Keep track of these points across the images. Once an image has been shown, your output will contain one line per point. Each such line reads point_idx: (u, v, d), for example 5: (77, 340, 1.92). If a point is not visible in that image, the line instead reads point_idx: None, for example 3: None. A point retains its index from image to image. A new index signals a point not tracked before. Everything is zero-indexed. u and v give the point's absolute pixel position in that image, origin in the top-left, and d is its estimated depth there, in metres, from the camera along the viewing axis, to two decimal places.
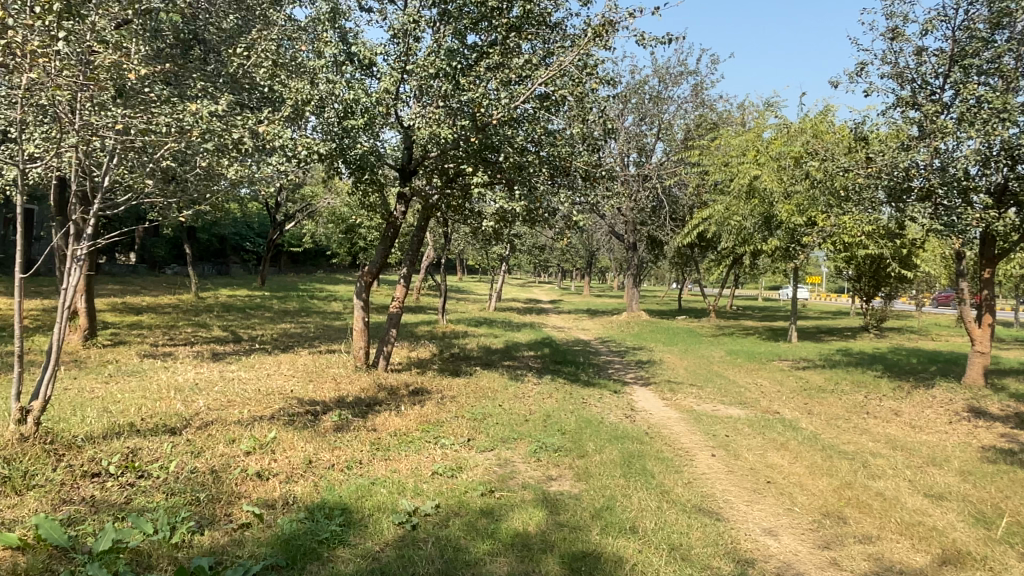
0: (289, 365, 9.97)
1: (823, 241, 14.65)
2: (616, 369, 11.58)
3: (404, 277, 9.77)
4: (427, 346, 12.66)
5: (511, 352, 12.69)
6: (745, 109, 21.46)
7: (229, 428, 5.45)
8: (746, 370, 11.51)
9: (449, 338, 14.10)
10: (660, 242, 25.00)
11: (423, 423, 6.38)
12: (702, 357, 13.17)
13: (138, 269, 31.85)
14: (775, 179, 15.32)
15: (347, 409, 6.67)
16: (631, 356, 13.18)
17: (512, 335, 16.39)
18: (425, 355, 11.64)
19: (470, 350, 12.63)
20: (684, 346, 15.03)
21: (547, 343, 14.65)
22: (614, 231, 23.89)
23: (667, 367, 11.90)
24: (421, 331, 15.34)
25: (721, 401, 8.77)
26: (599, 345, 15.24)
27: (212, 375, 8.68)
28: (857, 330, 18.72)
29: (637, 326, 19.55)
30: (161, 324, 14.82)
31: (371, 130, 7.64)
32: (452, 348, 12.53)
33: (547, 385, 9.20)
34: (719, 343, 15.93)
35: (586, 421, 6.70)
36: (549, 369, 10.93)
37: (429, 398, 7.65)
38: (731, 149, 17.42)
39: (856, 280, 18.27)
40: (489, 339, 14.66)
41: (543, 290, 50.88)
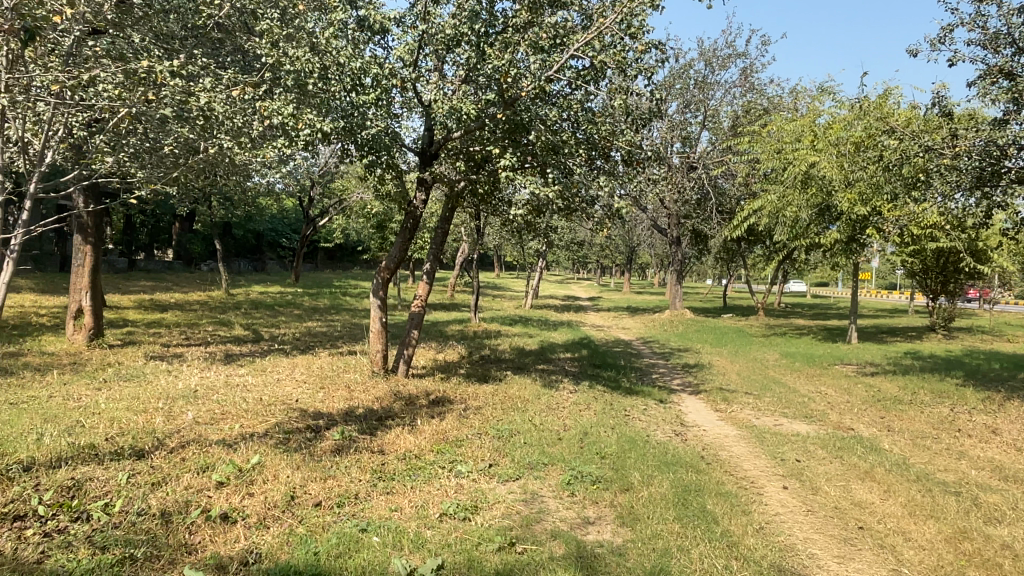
0: (303, 368, 9.19)
1: (890, 232, 13.32)
2: (659, 374, 10.54)
3: (427, 274, 8.87)
4: (456, 347, 11.78)
5: (546, 354, 11.74)
6: (797, 94, 20.09)
7: (207, 451, 4.63)
8: (807, 376, 10.33)
9: (480, 339, 13.21)
10: (705, 236, 23.69)
11: (439, 442, 5.47)
12: (756, 361, 12.01)
13: (174, 265, 31.76)
14: (835, 166, 14.03)
15: (354, 425, 5.81)
16: (677, 359, 12.10)
17: (547, 334, 15.43)
18: (452, 357, 10.76)
19: (501, 351, 11.70)
20: (734, 348, 13.86)
21: (585, 344, 13.65)
22: (656, 225, 22.71)
23: (718, 371, 10.79)
24: (452, 330, 14.49)
25: (783, 414, 7.68)
26: (641, 346, 14.17)
27: (216, 381, 7.93)
28: (922, 330, 17.26)
29: (682, 325, 18.39)
30: (183, 323, 14.26)
31: (384, 107, 6.76)
32: (481, 350, 11.63)
33: (585, 393, 8.21)
34: (772, 344, 14.72)
35: (630, 441, 5.71)
36: (587, 374, 9.94)
37: (450, 410, 6.76)
38: (784, 135, 16.17)
39: (922, 275, 16.81)
40: (523, 340, 13.73)
41: (582, 286, 49.71)
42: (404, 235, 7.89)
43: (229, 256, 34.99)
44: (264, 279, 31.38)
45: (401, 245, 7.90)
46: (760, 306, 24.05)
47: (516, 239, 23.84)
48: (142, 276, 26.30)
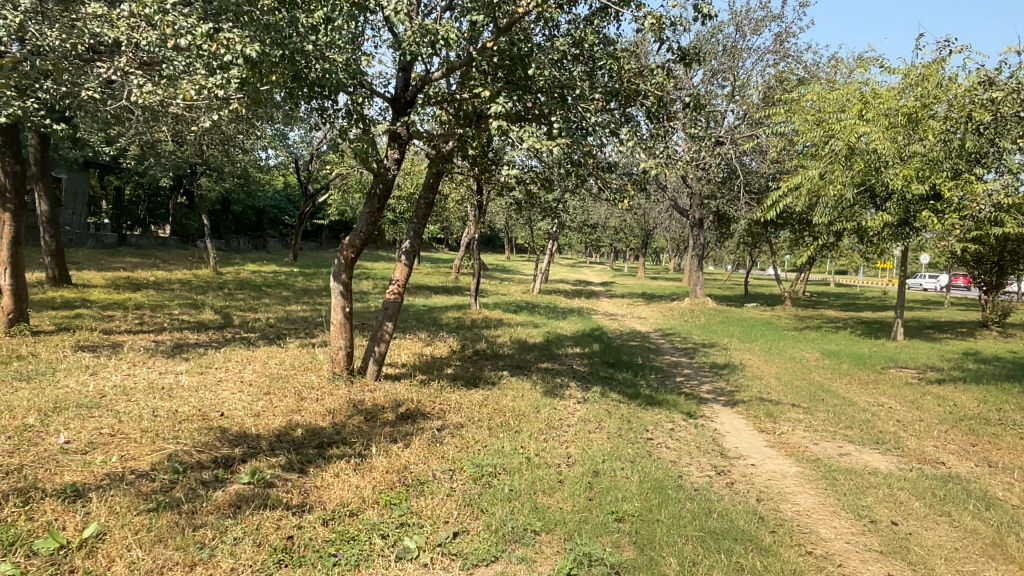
0: (259, 364, 7.69)
1: (952, 214, 11.54)
2: (684, 376, 8.92)
3: (406, 254, 7.24)
4: (449, 339, 10.26)
5: (552, 349, 10.16)
6: (836, 63, 18.26)
7: (31, 512, 3.17)
8: (860, 384, 8.68)
9: (478, 329, 11.66)
10: (729, 218, 21.95)
11: (391, 487, 3.93)
12: (794, 361, 10.39)
13: (169, 241, 30.44)
14: (887, 138, 12.26)
15: (281, 457, 4.29)
16: (703, 357, 10.48)
17: (555, 324, 13.85)
18: (441, 352, 9.21)
19: (499, 345, 10.14)
20: (767, 344, 12.20)
21: (598, 337, 12.07)
22: (676, 205, 21.00)
23: (753, 375, 9.16)
24: (448, 318, 12.94)
25: (845, 439, 6.08)
26: (661, 340, 12.57)
27: (141, 381, 6.45)
28: (973, 327, 15.48)
29: (704, 315, 16.74)
30: (149, 305, 12.81)
31: (335, 29, 5.15)
32: (477, 343, 10.07)
33: (596, 405, 6.62)
34: (808, 341, 13.06)
35: (657, 489, 4.15)
36: (599, 377, 8.36)
37: (419, 430, 5.21)
38: (824, 104, 14.48)
39: (976, 264, 15.01)
40: (527, 330, 12.15)
41: (594, 271, 47.96)
42: (371, 204, 6.22)
43: (228, 233, 33.65)
44: (261, 257, 29.98)
45: (368, 218, 6.24)
46: (787, 295, 22.31)
47: (524, 218, 22.25)
48: (130, 252, 24.98)
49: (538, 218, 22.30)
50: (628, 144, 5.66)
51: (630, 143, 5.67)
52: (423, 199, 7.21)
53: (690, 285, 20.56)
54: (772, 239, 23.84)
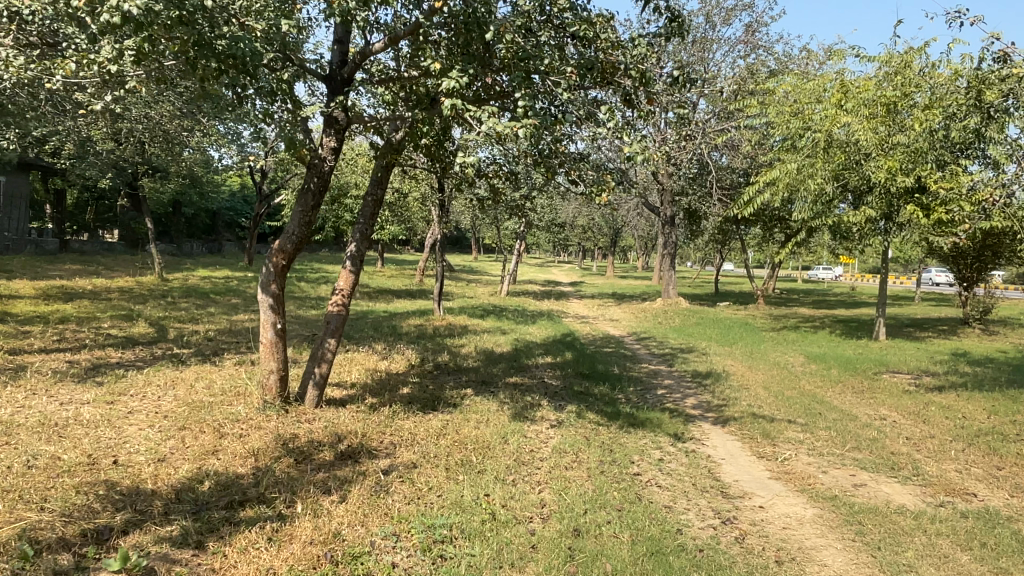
0: (183, 389, 6.68)
1: (938, 207, 10.97)
2: (666, 388, 8.12)
3: (350, 258, 6.26)
4: (407, 352, 9.32)
5: (520, 360, 9.28)
6: (809, 54, 17.72)
7: None
8: (856, 393, 7.97)
9: (440, 338, 10.73)
10: (700, 215, 21.33)
11: (313, 569, 3.02)
12: (780, 367, 9.67)
13: (115, 246, 28.84)
14: (868, 128, 11.66)
15: (175, 526, 3.35)
16: (684, 365, 9.71)
17: (524, 330, 12.98)
18: (398, 367, 8.28)
19: (462, 356, 9.22)
20: (748, 348, 11.49)
21: (569, 344, 11.23)
22: (647, 202, 20.30)
23: (739, 385, 8.40)
24: (408, 327, 11.98)
25: (857, 465, 5.32)
26: (636, 345, 11.79)
27: (29, 416, 5.40)
28: (954, 324, 15.01)
29: (678, 317, 16.02)
30: (75, 317, 11.61)
31: None
32: (439, 356, 9.15)
33: (572, 430, 5.77)
34: (790, 343, 12.40)
35: (653, 554, 3.32)
36: (573, 393, 7.51)
37: (361, 475, 4.29)
38: (799, 95, 13.89)
39: (956, 259, 14.53)
40: (493, 338, 11.25)
41: (563, 270, 47.22)
42: (304, 200, 5.21)
43: (180, 237, 32.09)
44: (215, 262, 28.57)
45: (301, 218, 5.24)
46: (760, 293, 21.77)
47: (490, 217, 21.34)
48: (71, 258, 23.46)
49: (504, 218, 21.41)
50: (606, 122, 4.87)
51: (609, 122, 4.88)
52: (370, 196, 6.27)
53: (662, 285, 19.88)
54: (744, 236, 23.31)
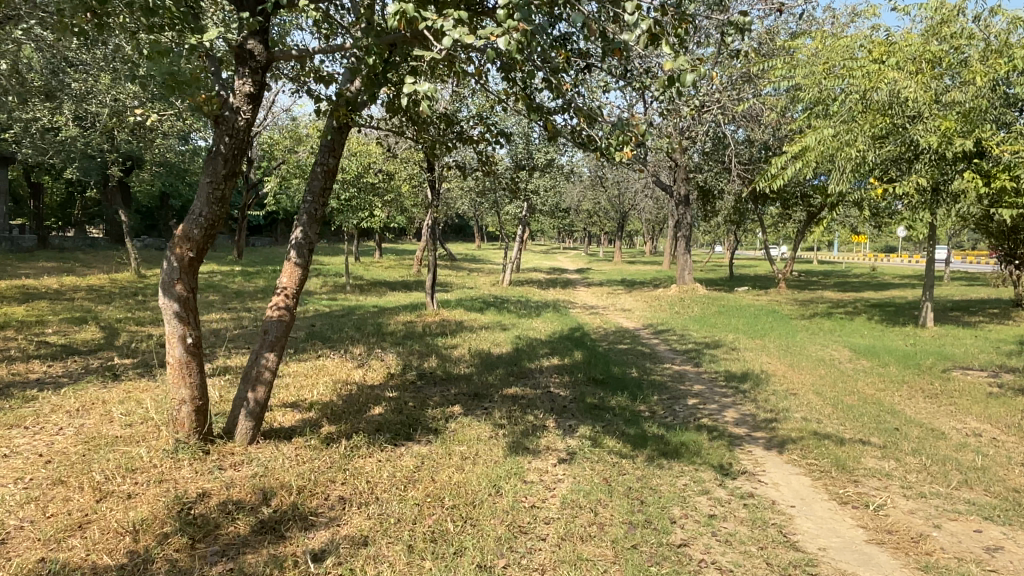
0: (94, 417, 5.29)
1: (1005, 173, 9.49)
2: (697, 395, 6.72)
3: (295, 244, 4.81)
4: (389, 357, 7.93)
5: (521, 363, 7.88)
6: (832, 14, 16.19)
7: None
8: (931, 399, 6.53)
9: (431, 338, 9.35)
10: (716, 193, 19.83)
11: None
12: (826, 365, 8.24)
13: (99, 242, 27.49)
14: (916, 85, 10.17)
15: None
16: (713, 364, 8.29)
17: (526, 325, 11.58)
18: (373, 378, 6.89)
19: (452, 361, 7.83)
20: (783, 341, 10.06)
21: (578, 341, 9.81)
22: (658, 180, 18.83)
23: (785, 390, 6.98)
24: (395, 324, 10.62)
25: (977, 512, 3.92)
26: (653, 341, 10.37)
27: None
28: (1003, 307, 13.54)
29: (697, 305, 14.59)
30: (17, 322, 10.22)
31: None
32: (424, 361, 7.75)
33: (587, 466, 4.38)
34: (827, 333, 10.98)
35: None
36: (587, 406, 6.12)
37: (281, 567, 2.90)
38: (829, 54, 12.42)
39: (1006, 234, 13.06)
40: (492, 336, 9.85)
41: (569, 257, 45.78)
42: (213, 167, 3.75)
43: (168, 231, 30.77)
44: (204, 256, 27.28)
45: (209, 194, 3.80)
46: (780, 276, 20.31)
47: (490, 201, 19.91)
48: (47, 255, 22.08)
49: (504, 201, 19.98)
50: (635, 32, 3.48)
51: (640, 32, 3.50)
52: (318, 166, 4.85)
53: (676, 270, 18.44)
54: (761, 216, 21.81)
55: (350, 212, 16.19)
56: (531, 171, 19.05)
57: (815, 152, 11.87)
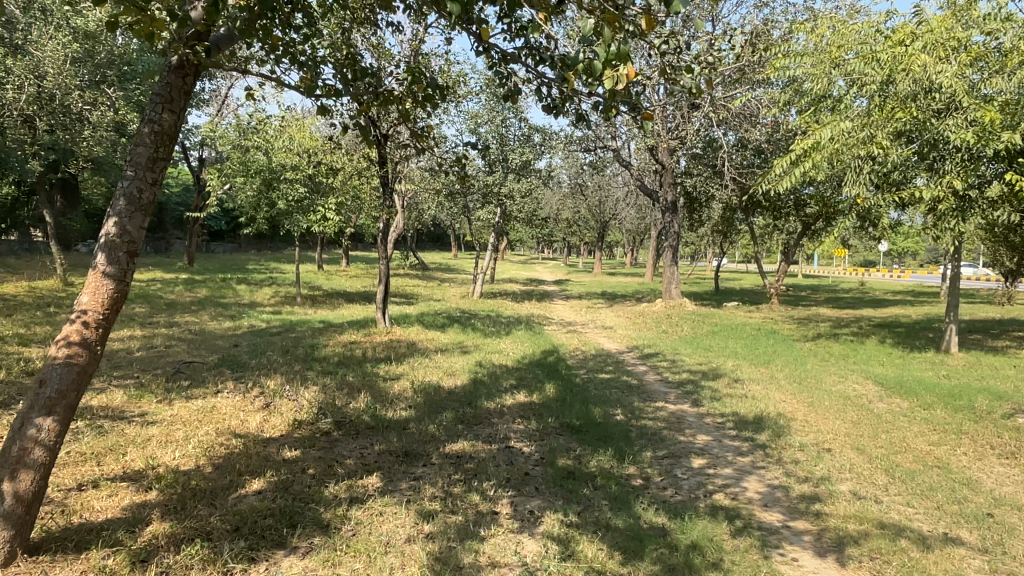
0: None
1: None
2: (703, 453, 5.09)
3: (109, 249, 3.06)
4: (308, 394, 6.20)
5: (478, 402, 6.20)
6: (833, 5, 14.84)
7: None
8: (1009, 461, 4.97)
9: (371, 365, 7.65)
10: (703, 199, 18.35)
11: None
12: (853, 406, 6.67)
13: (38, 246, 25.41)
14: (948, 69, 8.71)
15: None
16: (718, 404, 6.67)
17: (491, 346, 9.92)
18: (274, 427, 5.17)
19: (388, 399, 6.12)
20: (794, 371, 8.47)
21: (549, 370, 8.14)
22: (643, 185, 17.30)
23: (815, 445, 5.38)
24: (334, 346, 8.91)
25: None
26: (639, 368, 8.73)
27: None
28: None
29: (686, 323, 13.03)
30: None
31: None
32: (352, 401, 6.03)
33: None
34: (840, 360, 9.46)
35: None
36: (556, 472, 4.45)
37: None
38: (836, 41, 11.03)
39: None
40: (447, 363, 8.16)
41: (547, 267, 44.35)
42: None
43: None
44: (155, 262, 25.36)
45: None
46: (772, 290, 18.85)
47: (460, 206, 18.31)
48: None
49: (475, 207, 18.38)
50: None
51: None
52: (143, 125, 3.13)
53: (663, 284, 16.90)
54: (751, 226, 20.39)
55: (300, 214, 14.46)
56: (506, 175, 17.51)
57: (828, 151, 10.45)
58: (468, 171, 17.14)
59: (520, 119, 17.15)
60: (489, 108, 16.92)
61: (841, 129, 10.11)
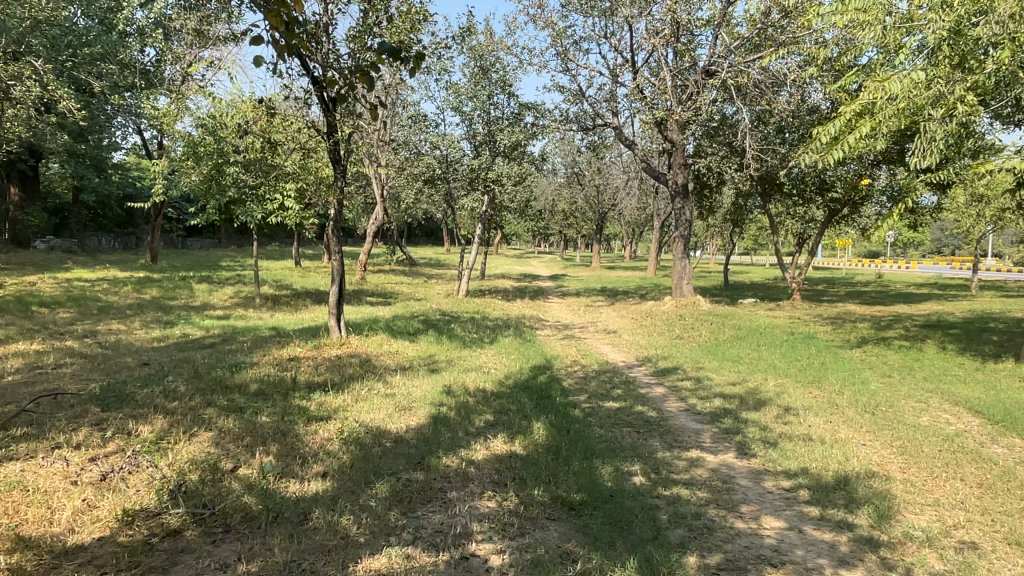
0: None
1: None
2: (784, 560, 3.17)
3: None
4: (184, 451, 4.24)
5: (432, 460, 4.25)
6: None
7: None
8: None
9: (299, 396, 5.68)
10: (714, 183, 16.47)
11: None
12: (968, 456, 4.73)
13: None
14: None
15: None
16: (775, 454, 4.72)
17: (470, 361, 7.96)
18: (93, 523, 3.21)
19: (301, 457, 4.18)
20: (858, 396, 6.51)
21: (539, 398, 6.19)
22: (648, 167, 15.40)
23: (950, 539, 3.45)
24: (266, 365, 6.95)
25: None
26: (655, 391, 6.77)
27: None
28: None
29: (704, 325, 11.13)
30: None
31: None
32: (243, 462, 4.08)
33: None
34: (908, 376, 7.50)
35: None
36: None
37: None
38: None
39: None
40: (405, 390, 6.19)
41: (544, 261, 42.49)
42: None
43: (82, 232, 26.88)
44: (117, 259, 23.37)
45: None
46: (792, 284, 16.93)
47: (442, 194, 16.38)
48: None
49: (460, 194, 16.46)
50: None
51: None
52: None
53: (672, 280, 14.98)
54: (766, 212, 18.47)
55: (255, 202, 12.51)
56: (495, 158, 15.59)
57: (887, 114, 8.42)
58: (451, 153, 15.21)
59: (509, 94, 15.20)
60: (473, 82, 14.96)
61: (908, 83, 8.03)
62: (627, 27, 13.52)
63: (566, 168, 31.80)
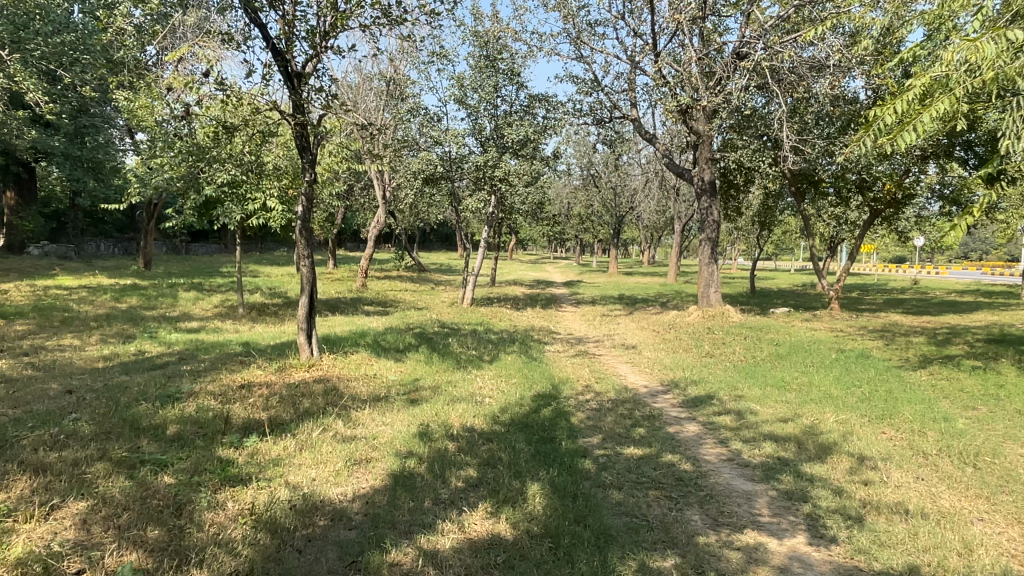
0: None
1: None
2: None
3: None
4: (19, 543, 2.94)
5: (373, 558, 2.93)
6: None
7: None
8: None
9: (226, 442, 4.37)
10: (742, 181, 15.07)
11: None
12: None
13: None
14: None
15: None
16: (866, 540, 3.34)
17: (461, 386, 6.63)
18: None
19: (182, 555, 2.86)
20: (950, 440, 5.07)
21: (540, 442, 4.83)
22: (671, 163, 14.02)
23: None
24: (208, 394, 5.65)
25: None
26: (688, 431, 5.38)
27: None
28: None
29: (738, 341, 9.70)
30: None
31: None
32: (94, 564, 2.78)
33: None
34: (1000, 409, 6.06)
35: None
36: None
37: None
38: None
39: None
40: (369, 431, 4.86)
41: (559, 266, 41.02)
42: None
43: (80, 238, 25.93)
44: (113, 265, 22.34)
45: None
46: (830, 291, 15.40)
47: (446, 193, 15.12)
48: None
49: (466, 194, 15.16)
50: None
51: None
52: None
53: (698, 287, 13.56)
54: (799, 212, 16.99)
55: (235, 202, 11.28)
56: (503, 154, 14.33)
57: (965, 84, 6.64)
58: (455, 150, 13.97)
59: (518, 85, 13.91)
60: (478, 72, 13.76)
61: (1000, 46, 6.15)
62: (647, 7, 12.17)
63: (582, 169, 30.43)
